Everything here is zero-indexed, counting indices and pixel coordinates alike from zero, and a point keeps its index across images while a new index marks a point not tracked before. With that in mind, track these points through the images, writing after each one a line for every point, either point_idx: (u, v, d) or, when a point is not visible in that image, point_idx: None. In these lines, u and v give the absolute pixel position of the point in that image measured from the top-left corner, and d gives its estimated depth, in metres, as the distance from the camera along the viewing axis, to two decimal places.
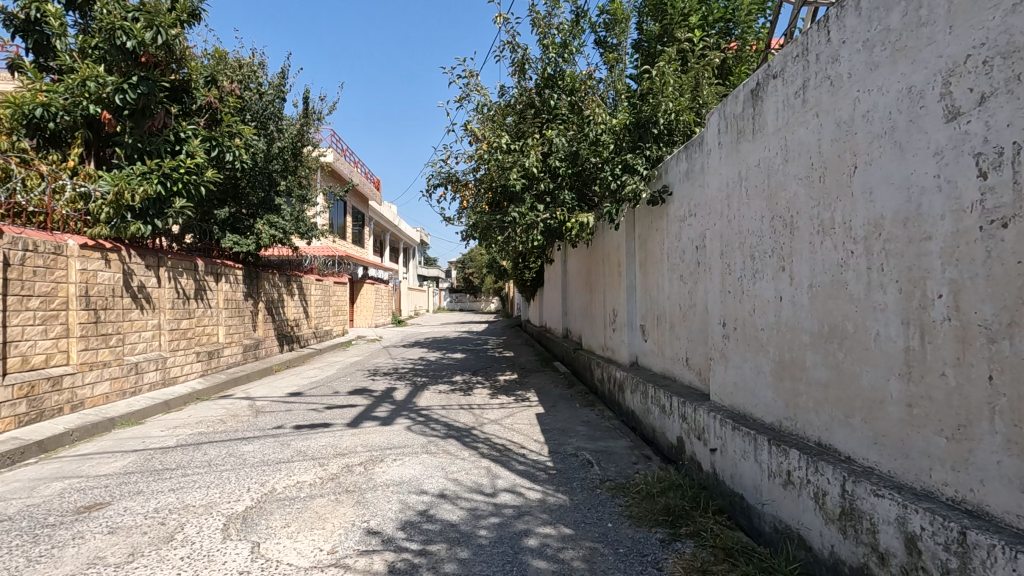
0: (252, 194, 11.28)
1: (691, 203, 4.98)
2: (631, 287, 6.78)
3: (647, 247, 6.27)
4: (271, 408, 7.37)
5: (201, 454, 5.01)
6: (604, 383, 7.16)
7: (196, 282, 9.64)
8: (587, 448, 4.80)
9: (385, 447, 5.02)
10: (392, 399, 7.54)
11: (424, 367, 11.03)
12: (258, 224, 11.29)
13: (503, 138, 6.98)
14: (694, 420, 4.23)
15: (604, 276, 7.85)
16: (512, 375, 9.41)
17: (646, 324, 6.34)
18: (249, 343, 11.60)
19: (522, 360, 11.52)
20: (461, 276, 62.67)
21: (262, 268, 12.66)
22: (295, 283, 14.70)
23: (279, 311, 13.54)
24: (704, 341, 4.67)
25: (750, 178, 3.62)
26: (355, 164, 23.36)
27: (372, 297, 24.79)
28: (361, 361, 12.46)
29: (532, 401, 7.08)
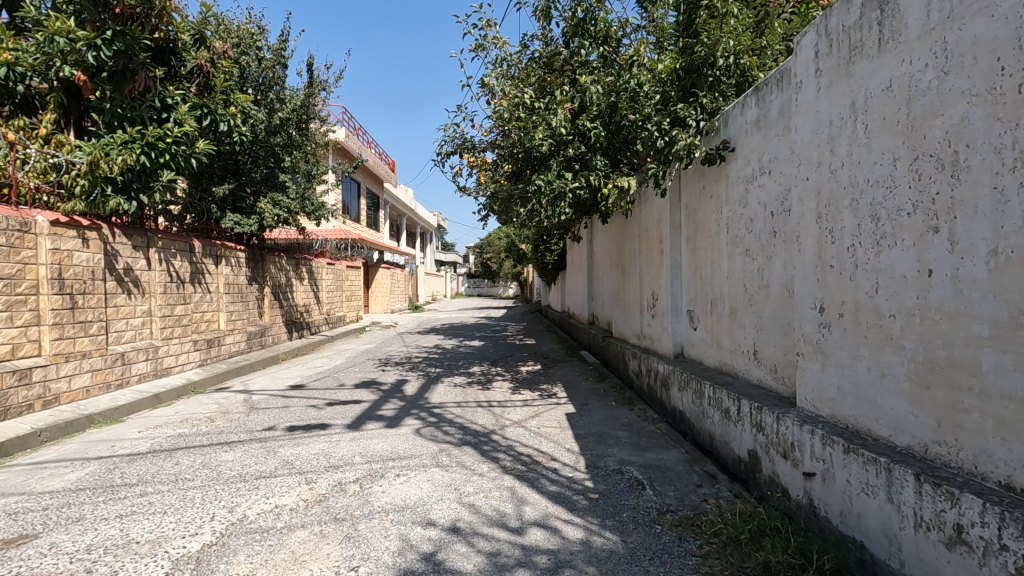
0: (254, 170, 10.46)
1: (763, 158, 3.99)
2: (676, 267, 5.81)
3: (698, 218, 5.28)
4: (268, 403, 6.60)
5: (171, 464, 4.23)
6: (643, 377, 6.23)
7: (193, 265, 8.91)
8: (634, 462, 3.90)
9: (388, 458, 4.19)
10: (402, 394, 6.72)
11: (439, 356, 10.20)
12: (261, 203, 10.51)
13: (527, 94, 6.03)
14: (776, 433, 3.31)
15: (641, 254, 6.88)
16: (535, 366, 8.53)
17: (696, 309, 5.37)
18: (253, 331, 10.91)
19: (546, 349, 10.62)
20: (479, 262, 61.89)
21: (268, 250, 11.92)
22: (304, 267, 13.95)
23: (287, 296, 12.83)
24: (783, 330, 3.70)
25: (873, 108, 2.63)
26: (368, 144, 22.53)
27: (388, 282, 24.08)
28: (374, 349, 11.70)
29: (560, 397, 6.20)
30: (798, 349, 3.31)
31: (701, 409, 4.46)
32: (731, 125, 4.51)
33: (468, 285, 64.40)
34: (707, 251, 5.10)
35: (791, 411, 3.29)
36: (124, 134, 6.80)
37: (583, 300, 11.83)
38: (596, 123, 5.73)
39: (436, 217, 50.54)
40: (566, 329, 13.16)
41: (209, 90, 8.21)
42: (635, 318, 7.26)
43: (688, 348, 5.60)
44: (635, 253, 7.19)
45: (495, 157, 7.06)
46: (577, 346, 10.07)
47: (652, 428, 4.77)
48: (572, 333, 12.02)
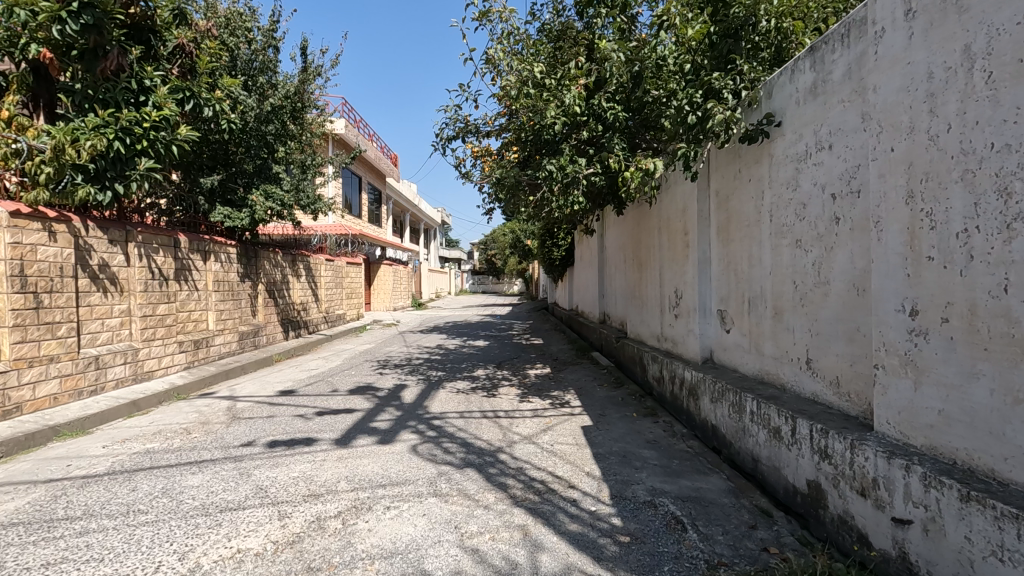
0: (245, 160, 9.87)
1: (822, 130, 3.36)
2: (705, 261, 5.19)
3: (732, 206, 4.66)
4: (253, 412, 6.02)
5: (127, 490, 3.65)
6: (666, 383, 5.61)
7: (178, 261, 8.35)
8: (668, 492, 3.29)
9: (377, 484, 3.59)
10: (399, 401, 6.12)
11: (442, 357, 9.61)
12: (253, 195, 9.93)
13: (537, 68, 5.42)
14: (850, 463, 2.70)
15: (662, 248, 6.25)
16: (544, 369, 7.92)
17: (729, 309, 4.75)
18: (246, 331, 10.34)
19: (555, 350, 10.00)
20: (484, 258, 61.30)
21: (262, 246, 11.35)
22: (301, 264, 13.37)
23: (283, 294, 12.26)
24: (849, 336, 3.08)
25: (1003, 49, 2.01)
26: (370, 137, 21.95)
27: (390, 279, 23.49)
28: (373, 349, 11.11)
29: (573, 406, 5.59)
30: (876, 360, 2.70)
31: (742, 425, 3.85)
32: (775, 96, 3.88)
33: (472, 282, 63.78)
34: (743, 243, 4.48)
35: (867, 435, 2.69)
36: (95, 118, 6.22)
37: (594, 297, 11.19)
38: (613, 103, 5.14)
39: (440, 213, 49.90)
40: (575, 328, 12.52)
41: (192, 74, 7.66)
42: (654, 318, 6.63)
43: (719, 353, 4.97)
44: (655, 246, 6.56)
45: (501, 142, 6.45)
46: (589, 347, 9.44)
47: (682, 445, 4.15)
48: (582, 333, 11.38)
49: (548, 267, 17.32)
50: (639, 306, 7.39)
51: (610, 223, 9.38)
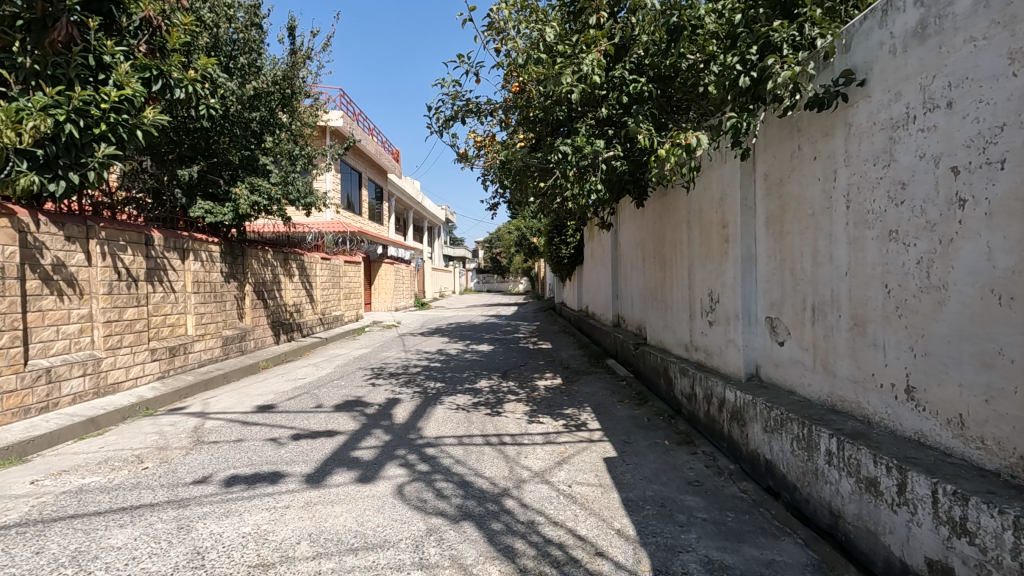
0: (227, 149, 9.16)
1: (934, 83, 2.53)
2: (750, 259, 4.36)
3: (788, 191, 3.83)
4: (221, 434, 5.22)
5: (29, 554, 2.85)
6: (701, 403, 4.78)
7: (150, 260, 7.59)
8: (732, 568, 2.47)
9: (348, 548, 2.78)
10: (389, 421, 5.31)
11: (442, 364, 8.80)
12: (237, 188, 9.15)
13: (549, 30, 4.61)
14: (1013, 550, 1.87)
15: (693, 243, 5.43)
16: (555, 380, 7.09)
17: (783, 317, 3.93)
18: (231, 335, 9.57)
19: (565, 356, 9.16)
20: (488, 257, 60.48)
21: (249, 244, 10.58)
22: (293, 263, 12.60)
23: (273, 295, 11.49)
24: (981, 360, 2.27)
25: None
26: (370, 131, 21.19)
27: (392, 279, 22.71)
28: (369, 355, 10.32)
29: (592, 429, 4.76)
30: None
31: (816, 468, 3.02)
32: (855, 50, 3.06)
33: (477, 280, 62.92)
34: (803, 235, 3.66)
35: None
36: (43, 96, 5.46)
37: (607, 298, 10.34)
38: (637, 73, 4.50)
39: (443, 211, 49.03)
40: (586, 332, 11.68)
41: (161, 52, 6.91)
42: (683, 324, 5.80)
43: (767, 368, 4.15)
44: (683, 241, 5.73)
45: (506, 123, 5.65)
46: (603, 353, 8.60)
47: (734, 489, 3.33)
48: (594, 337, 10.55)
49: (556, 266, 16.47)
50: (662, 309, 6.56)
51: (626, 217, 8.55)
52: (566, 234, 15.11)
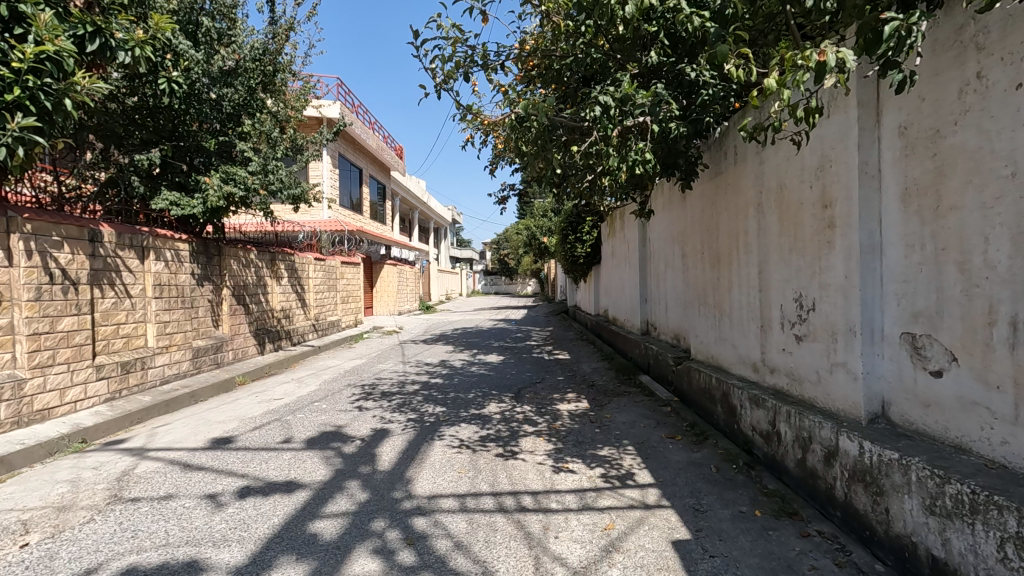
0: (199, 132, 8.01)
1: None
2: (871, 249, 3.08)
3: (951, 145, 2.56)
4: (151, 484, 3.98)
5: None
6: (794, 450, 3.50)
7: (98, 260, 6.42)
8: None
9: None
10: (371, 466, 4.06)
11: (444, 381, 7.53)
12: (208, 178, 7.98)
13: None
14: None
15: (768, 231, 4.14)
16: (581, 403, 5.81)
17: (938, 334, 2.65)
18: (204, 346, 8.37)
19: (588, 370, 7.86)
20: (496, 259, 59.27)
21: (227, 242, 9.39)
22: (281, 264, 11.40)
23: (257, 299, 10.29)
24: None
25: None
26: (371, 125, 20.04)
27: (395, 281, 21.48)
28: (362, 367, 9.08)
29: (644, 484, 3.49)
30: None
31: None
32: None
33: (485, 283, 61.60)
34: (984, 209, 2.39)
35: None
36: None
37: (634, 302, 9.03)
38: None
39: (450, 211, 47.82)
40: (608, 340, 10.37)
41: (104, 9, 5.75)
42: (750, 337, 4.51)
43: (905, 408, 2.87)
44: (751, 230, 4.45)
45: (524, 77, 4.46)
46: (633, 368, 7.29)
47: None
48: (619, 347, 9.24)
49: (570, 266, 15.15)
50: (716, 317, 5.26)
51: (660, 207, 7.30)
52: (582, 231, 13.79)
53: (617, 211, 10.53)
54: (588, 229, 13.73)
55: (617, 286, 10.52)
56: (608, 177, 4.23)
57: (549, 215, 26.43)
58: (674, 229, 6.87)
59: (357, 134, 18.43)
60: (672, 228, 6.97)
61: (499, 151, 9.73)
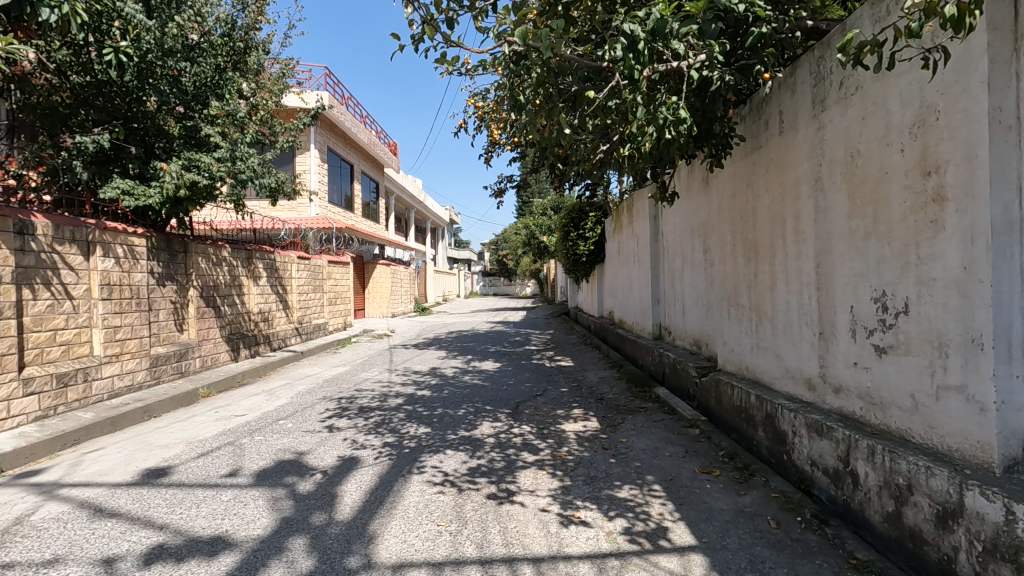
0: (157, 113, 7.16)
1: None
2: (1005, 229, 2.21)
3: None
4: (41, 539, 3.08)
5: None
6: (884, 502, 2.64)
7: (27, 256, 5.54)
8: None
9: None
10: (326, 515, 3.17)
11: (432, 393, 6.64)
12: (168, 164, 7.10)
13: None
14: None
15: (831, 214, 3.28)
16: (589, 424, 4.92)
17: None
18: (163, 354, 7.47)
19: (594, 381, 6.96)
20: (495, 260, 58.42)
21: (195, 238, 8.51)
22: (260, 262, 10.51)
23: (230, 301, 9.40)
24: None
25: None
26: (363, 119, 19.18)
27: (388, 282, 20.59)
28: (343, 376, 8.18)
29: (684, 548, 2.60)
30: None
31: None
32: None
33: (483, 284, 60.72)
34: None
35: None
36: None
37: (644, 303, 8.16)
38: None
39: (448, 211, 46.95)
40: (615, 345, 9.48)
41: None
42: (805, 347, 3.63)
43: None
44: (805, 214, 3.58)
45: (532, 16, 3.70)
46: (647, 378, 6.42)
47: None
48: (628, 353, 8.37)
49: (572, 266, 14.27)
50: (753, 321, 4.39)
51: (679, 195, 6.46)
52: (584, 228, 12.92)
53: (624, 204, 9.65)
54: (591, 225, 12.85)
55: (624, 286, 9.66)
56: (630, 142, 3.37)
57: (548, 214, 25.56)
58: (695, 220, 6.01)
59: (347, 127, 17.63)
60: (693, 217, 6.10)
61: (494, 138, 8.88)
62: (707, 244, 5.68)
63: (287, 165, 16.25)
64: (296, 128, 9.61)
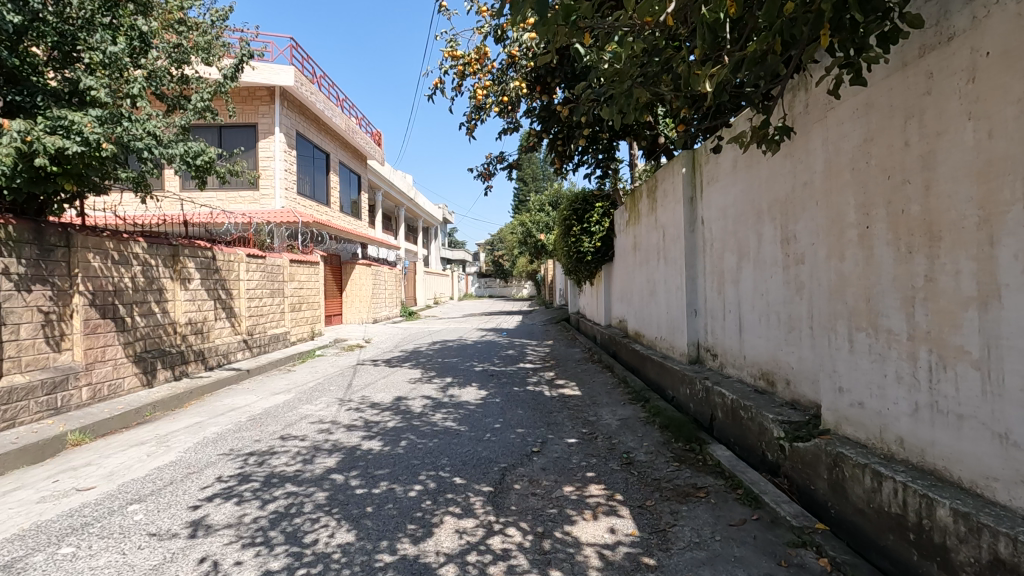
0: (8, 51, 5.17)
1: None
2: None
3: None
4: None
5: None
6: None
7: None
8: None
9: None
10: None
11: (382, 446, 4.65)
12: (20, 122, 5.07)
13: None
14: None
15: None
16: (621, 528, 2.95)
17: None
18: (23, 385, 5.44)
19: (613, 426, 4.99)
20: (490, 260, 56.41)
21: (86, 228, 6.51)
22: (191, 262, 8.50)
23: (143, 311, 7.39)
24: None
25: None
26: (339, 102, 17.19)
27: (368, 283, 18.56)
28: (277, 411, 6.16)
29: None
30: None
31: None
32: None
33: (478, 285, 58.73)
34: None
35: None
36: None
37: (675, 314, 6.20)
38: None
39: (441, 210, 44.88)
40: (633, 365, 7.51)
41: None
42: None
43: None
44: None
45: None
46: (692, 427, 4.44)
47: None
48: (654, 380, 6.38)
49: (574, 266, 12.26)
50: (920, 361, 2.46)
51: (743, 162, 4.53)
52: (589, 222, 10.92)
53: (642, 189, 7.72)
54: (597, 218, 10.86)
55: (643, 292, 7.70)
56: None
57: (547, 209, 23.50)
58: (768, 194, 4.10)
59: (319, 110, 15.68)
60: (764, 191, 4.19)
61: (477, 100, 6.88)
62: (792, 228, 3.76)
63: (248, 151, 14.26)
64: (214, 93, 7.55)
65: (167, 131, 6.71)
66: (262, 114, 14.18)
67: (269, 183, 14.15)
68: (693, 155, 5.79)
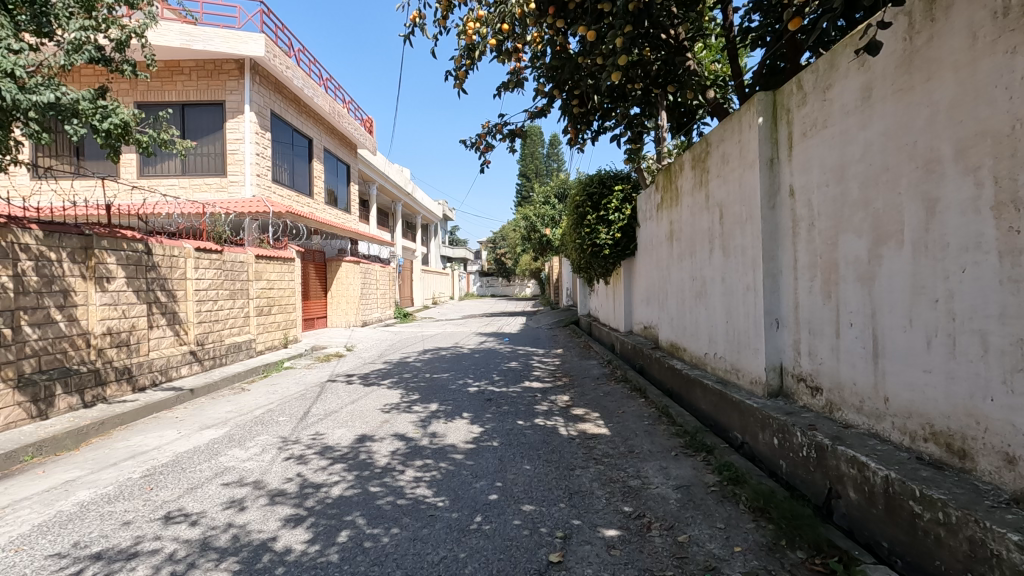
0: None
1: None
2: None
3: None
4: None
5: None
6: None
7: None
8: None
9: None
10: None
11: (308, 543, 2.92)
12: None
13: None
14: None
15: None
16: None
17: None
18: None
19: (671, 503, 3.23)
20: (493, 259, 54.77)
21: None
22: (113, 256, 6.77)
23: (33, 319, 5.66)
24: None
25: None
26: (323, 81, 15.44)
27: (355, 283, 16.85)
28: (188, 463, 4.42)
29: None
30: None
31: None
32: None
33: (480, 284, 57.10)
34: None
35: None
36: None
37: (741, 323, 4.48)
38: None
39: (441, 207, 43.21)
40: (674, 390, 5.75)
41: None
42: None
43: None
44: None
45: None
46: (815, 520, 2.69)
47: None
48: (714, 418, 4.62)
49: (587, 263, 10.51)
50: None
51: (893, 84, 2.82)
52: (607, 210, 9.14)
53: (682, 159, 5.96)
54: (617, 205, 9.07)
55: (683, 292, 5.99)
56: None
57: (552, 201, 21.73)
58: (959, 128, 2.39)
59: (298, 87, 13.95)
60: (947, 123, 2.47)
61: (466, 38, 5.16)
62: None
63: (215, 132, 12.57)
64: (121, 42, 5.85)
65: (36, 71, 5.02)
66: (230, 90, 12.46)
67: (238, 168, 12.47)
68: (774, 98, 4.05)
